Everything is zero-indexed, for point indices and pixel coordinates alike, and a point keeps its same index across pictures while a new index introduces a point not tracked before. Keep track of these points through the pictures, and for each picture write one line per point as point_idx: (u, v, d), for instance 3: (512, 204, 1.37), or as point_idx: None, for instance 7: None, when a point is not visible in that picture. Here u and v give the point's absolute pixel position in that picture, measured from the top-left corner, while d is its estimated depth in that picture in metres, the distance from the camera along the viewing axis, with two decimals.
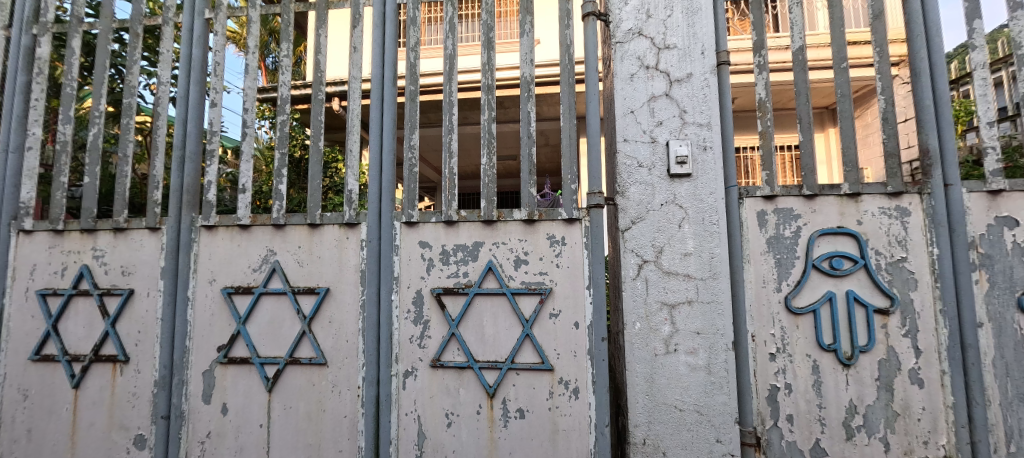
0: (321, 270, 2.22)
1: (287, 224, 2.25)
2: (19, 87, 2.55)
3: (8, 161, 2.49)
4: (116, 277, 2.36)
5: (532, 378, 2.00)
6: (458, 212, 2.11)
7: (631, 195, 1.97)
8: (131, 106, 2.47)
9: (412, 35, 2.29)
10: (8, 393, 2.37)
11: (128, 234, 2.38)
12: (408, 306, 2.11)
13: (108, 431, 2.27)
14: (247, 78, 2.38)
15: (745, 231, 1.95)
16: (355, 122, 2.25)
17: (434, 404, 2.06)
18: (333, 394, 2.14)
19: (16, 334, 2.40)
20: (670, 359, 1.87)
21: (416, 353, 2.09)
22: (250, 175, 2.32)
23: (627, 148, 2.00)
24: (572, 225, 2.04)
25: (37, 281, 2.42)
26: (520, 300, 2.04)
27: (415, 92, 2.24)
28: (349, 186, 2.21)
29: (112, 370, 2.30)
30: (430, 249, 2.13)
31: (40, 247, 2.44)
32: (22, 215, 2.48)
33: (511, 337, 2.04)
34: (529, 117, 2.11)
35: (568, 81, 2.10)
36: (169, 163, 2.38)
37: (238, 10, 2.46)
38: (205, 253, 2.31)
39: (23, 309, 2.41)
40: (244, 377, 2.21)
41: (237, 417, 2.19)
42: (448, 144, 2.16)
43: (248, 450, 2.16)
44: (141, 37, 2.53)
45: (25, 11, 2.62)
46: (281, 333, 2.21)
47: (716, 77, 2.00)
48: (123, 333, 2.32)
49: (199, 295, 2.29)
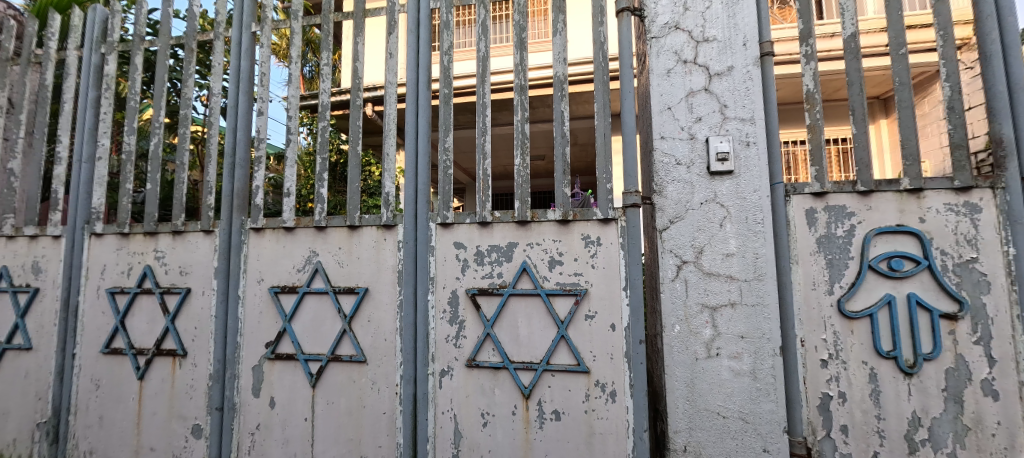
0: (360, 270, 2.28)
1: (328, 226, 2.34)
2: (90, 102, 2.77)
3: (81, 170, 2.71)
4: (175, 276, 2.53)
5: (568, 380, 1.98)
6: (492, 213, 2.12)
7: (669, 194, 1.91)
8: (187, 116, 2.64)
9: (446, 39, 2.31)
10: (83, 383, 2.58)
11: (185, 236, 2.54)
12: (444, 306, 2.14)
13: (169, 420, 2.43)
14: (291, 88, 2.48)
15: (793, 230, 1.85)
16: (392, 127, 2.31)
17: (470, 403, 2.07)
18: (373, 392, 2.20)
19: (90, 328, 2.61)
20: (712, 364, 1.80)
21: (451, 353, 2.11)
22: (294, 179, 2.41)
23: (664, 145, 1.95)
24: (608, 225, 2.00)
25: (107, 280, 2.62)
26: (554, 301, 2.02)
27: (449, 95, 2.27)
28: (386, 189, 2.26)
29: (172, 363, 2.46)
30: (465, 250, 2.15)
31: (110, 249, 2.64)
32: (93, 219, 2.69)
33: (546, 338, 2.02)
34: (562, 116, 2.09)
35: (602, 78, 2.06)
36: (220, 169, 2.52)
37: (282, 23, 2.57)
38: (254, 254, 2.43)
39: (95, 305, 2.62)
40: (290, 372, 2.30)
41: (283, 411, 2.29)
42: (482, 145, 2.17)
43: (294, 443, 2.26)
44: (194, 52, 2.69)
45: (94, 32, 2.84)
46: (324, 331, 2.30)
47: (759, 69, 1.91)
48: (181, 330, 2.47)
49: (249, 294, 2.41)
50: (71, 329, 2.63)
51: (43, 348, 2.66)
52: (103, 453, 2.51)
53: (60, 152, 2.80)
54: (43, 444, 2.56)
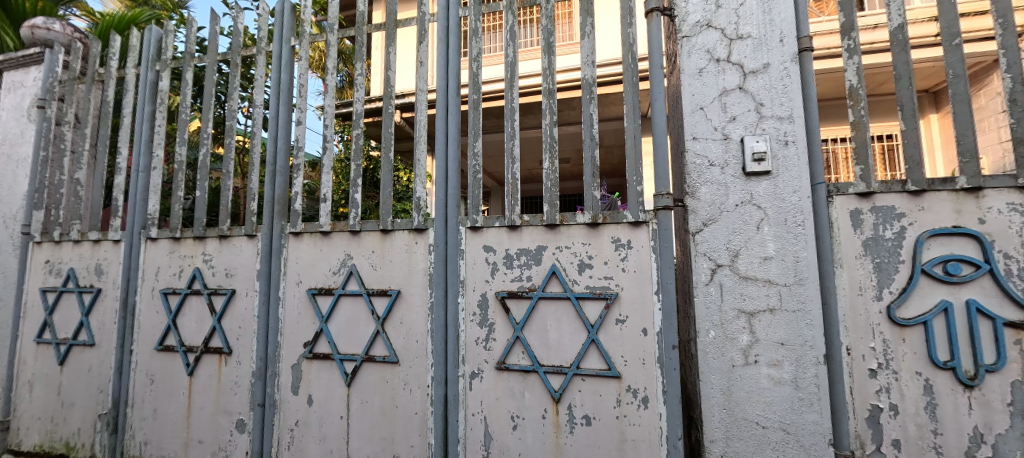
0: (393, 273, 2.34)
1: (362, 230, 2.41)
2: (146, 116, 2.97)
3: (138, 179, 2.91)
4: (221, 278, 2.67)
5: (598, 384, 1.96)
6: (522, 216, 2.12)
7: (702, 195, 1.86)
8: (232, 127, 2.78)
9: (475, 45, 2.34)
10: (139, 378, 2.76)
11: (230, 240, 2.67)
12: (474, 309, 2.16)
13: (215, 415, 2.56)
14: (327, 98, 2.58)
15: (836, 232, 1.77)
16: (423, 133, 2.36)
17: (500, 406, 2.08)
18: (405, 392, 2.24)
19: (146, 326, 2.79)
20: (750, 371, 1.73)
21: (481, 356, 2.13)
22: (329, 185, 2.50)
23: (697, 146, 1.90)
24: (639, 228, 1.97)
25: (160, 281, 2.80)
26: (584, 305, 2.00)
27: (478, 100, 2.30)
28: (417, 194, 2.31)
29: (218, 361, 2.60)
30: (494, 254, 2.16)
31: (163, 252, 2.82)
32: (149, 224, 2.88)
33: (576, 342, 2.01)
34: (591, 119, 2.07)
35: (632, 79, 2.04)
36: (263, 177, 2.65)
37: (319, 36, 2.68)
38: (293, 257, 2.53)
39: (150, 305, 2.80)
40: (326, 372, 2.38)
41: (320, 408, 2.37)
42: (510, 150, 2.18)
43: (330, 440, 2.33)
44: (239, 67, 2.84)
45: (150, 50, 3.04)
46: (358, 331, 2.36)
47: (797, 65, 1.84)
48: (227, 329, 2.60)
49: (288, 295, 2.51)
50: (129, 327, 2.81)
51: (105, 345, 2.86)
52: (157, 444, 2.66)
53: (119, 162, 3.00)
54: (104, 434, 2.75)
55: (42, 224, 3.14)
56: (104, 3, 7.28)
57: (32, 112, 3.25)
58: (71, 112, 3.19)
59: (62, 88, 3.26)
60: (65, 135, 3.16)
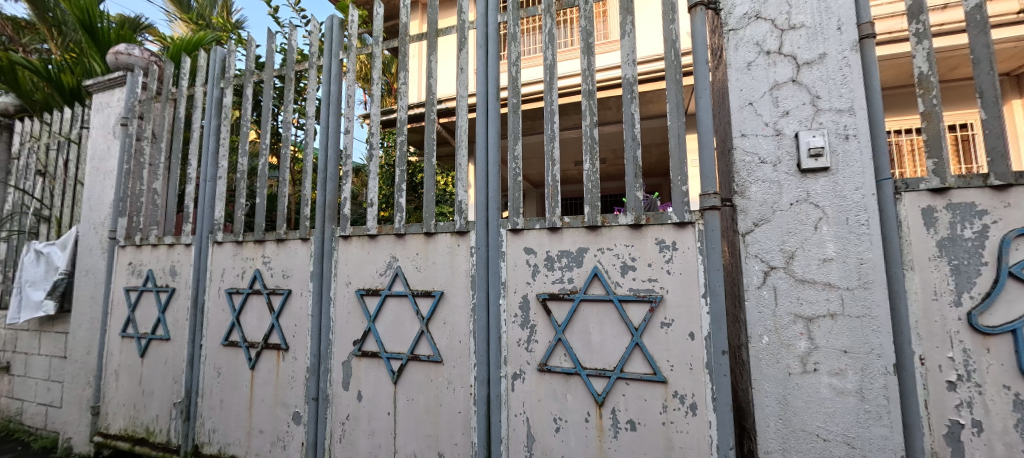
0: (436, 275, 2.39)
1: (406, 233, 2.49)
2: (212, 129, 3.21)
3: (206, 187, 3.15)
4: (279, 279, 2.83)
5: (643, 389, 1.91)
6: (562, 218, 2.11)
7: (752, 194, 1.77)
8: (287, 138, 2.95)
9: (513, 49, 2.36)
10: (208, 370, 2.98)
11: (286, 244, 2.84)
12: (516, 310, 2.17)
13: (275, 407, 2.72)
14: (373, 107, 2.68)
15: (905, 231, 1.63)
16: (463, 137, 2.40)
17: (543, 408, 2.07)
18: (449, 391, 2.29)
19: (213, 323, 3.01)
20: (809, 380, 1.63)
21: (523, 357, 2.14)
22: (376, 190, 2.60)
23: (746, 143, 1.81)
24: (684, 229, 1.90)
25: (226, 281, 3.02)
26: (627, 307, 1.96)
27: (517, 104, 2.31)
28: (459, 197, 2.35)
29: (277, 356, 2.76)
30: (535, 255, 2.16)
31: (228, 255, 3.04)
32: (215, 229, 3.11)
33: (619, 345, 1.97)
34: (632, 118, 2.03)
35: (675, 76, 1.97)
36: (315, 183, 2.79)
37: (365, 48, 2.79)
38: (343, 259, 2.65)
39: (217, 303, 3.02)
40: (375, 369, 2.47)
41: (369, 404, 2.47)
42: (550, 152, 2.18)
43: (379, 435, 2.42)
44: (292, 80, 3.01)
45: (215, 69, 3.29)
46: (404, 331, 2.44)
47: (858, 54, 1.71)
48: (284, 326, 2.76)
49: (339, 295, 2.63)
50: (199, 323, 3.05)
51: (179, 339, 3.11)
52: (224, 432, 2.87)
53: (190, 173, 3.27)
54: (178, 421, 2.99)
55: (126, 230, 3.47)
56: (173, 29, 7.95)
57: (117, 129, 3.60)
58: (149, 128, 3.50)
59: (141, 108, 3.59)
60: (144, 149, 3.48)
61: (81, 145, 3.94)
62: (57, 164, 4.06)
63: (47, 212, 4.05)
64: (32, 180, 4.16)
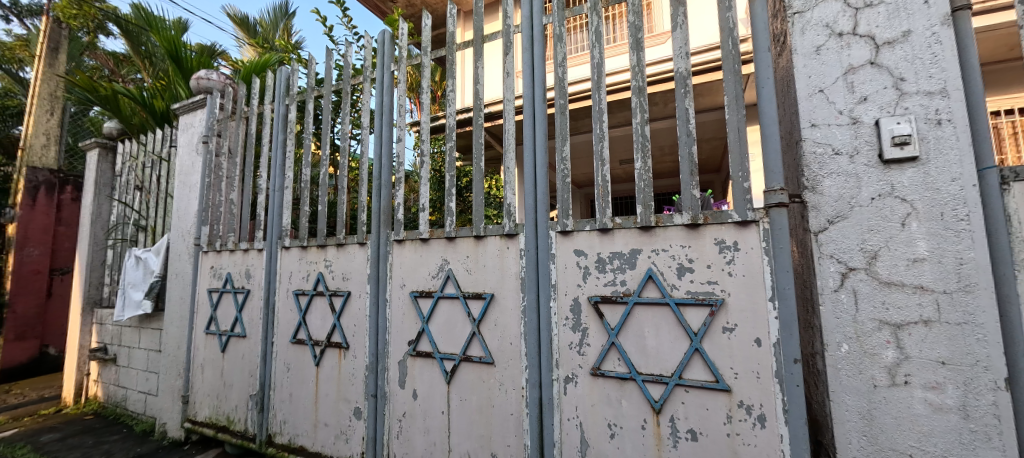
0: (486, 277, 2.40)
1: (457, 236, 2.53)
2: (279, 142, 3.45)
3: (274, 197, 3.38)
4: (339, 281, 2.98)
5: (704, 397, 1.80)
6: (614, 219, 2.04)
7: (826, 189, 1.62)
8: (344, 148, 3.09)
9: (560, 49, 2.32)
10: (279, 365, 3.19)
11: (346, 248, 2.98)
12: (567, 313, 2.13)
13: (337, 402, 2.86)
14: (423, 113, 2.74)
15: (1016, 228, 1.43)
16: (511, 140, 2.39)
17: (596, 413, 2.02)
18: (501, 393, 2.29)
19: (282, 322, 3.22)
20: (899, 394, 1.47)
21: (575, 360, 2.09)
22: (427, 194, 2.66)
23: (817, 134, 1.66)
24: (746, 229, 1.78)
25: (293, 284, 3.21)
26: (684, 311, 1.86)
27: (564, 104, 2.27)
28: (507, 200, 2.35)
29: (338, 354, 2.90)
30: (585, 258, 2.11)
31: (295, 260, 3.23)
32: (282, 236, 3.31)
33: (677, 350, 1.88)
34: (686, 114, 1.93)
35: (733, 66, 1.85)
36: (370, 190, 2.90)
37: (414, 59, 2.87)
38: (397, 262, 2.74)
39: (286, 304, 3.23)
40: (429, 369, 2.53)
41: (424, 403, 2.52)
42: (600, 152, 2.12)
43: (434, 433, 2.47)
44: (349, 93, 3.15)
45: (280, 87, 3.52)
46: (455, 332, 2.47)
47: (951, 29, 1.52)
48: (345, 326, 2.90)
49: (394, 297, 2.72)
50: (270, 322, 3.27)
51: (253, 336, 3.36)
52: (293, 423, 3.05)
53: (261, 184, 3.52)
54: (254, 411, 3.22)
55: (207, 237, 3.79)
56: (244, 53, 8.66)
57: (199, 146, 3.95)
58: (226, 145, 3.81)
59: (219, 126, 3.91)
60: (222, 164, 3.79)
61: (170, 162, 4.36)
62: (151, 179, 4.52)
63: (144, 222, 4.53)
64: (133, 195, 4.68)
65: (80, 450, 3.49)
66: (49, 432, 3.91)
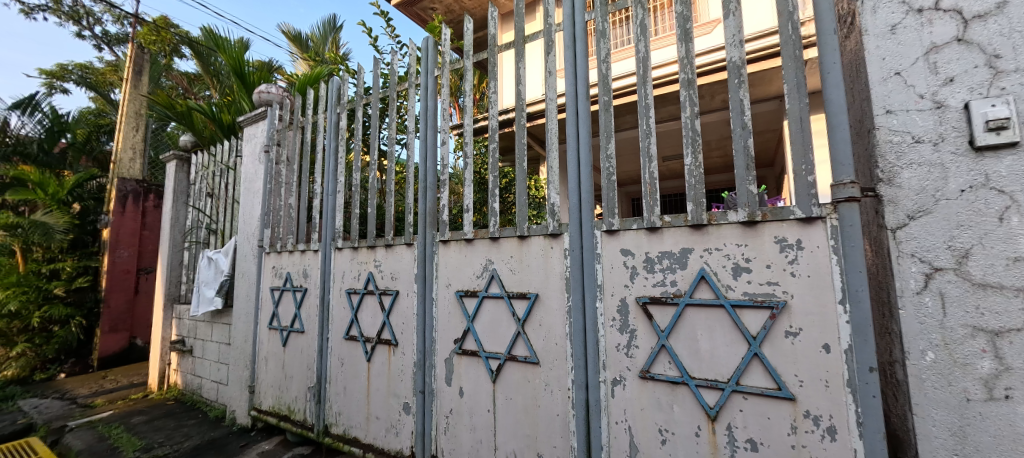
0: (531, 277, 2.38)
1: (501, 236, 2.53)
2: (331, 149, 3.60)
3: (328, 201, 3.53)
4: (388, 280, 3.07)
5: (765, 406, 1.69)
6: (662, 217, 1.96)
7: (904, 181, 1.48)
8: (392, 153, 3.18)
9: (603, 46, 2.26)
10: (334, 360, 3.33)
11: (394, 249, 3.07)
12: (614, 314, 2.07)
13: (388, 397, 2.95)
14: (466, 115, 2.76)
15: None
16: (554, 139, 2.36)
17: (646, 418, 1.95)
18: (547, 393, 2.27)
19: (336, 319, 3.37)
20: (997, 409, 1.31)
21: (624, 362, 2.03)
22: (471, 196, 2.68)
23: (893, 121, 1.52)
24: (811, 226, 1.65)
25: (346, 283, 3.35)
26: (741, 313, 1.76)
27: (608, 101, 2.21)
28: (551, 200, 2.33)
29: (388, 351, 2.99)
30: (633, 257, 2.04)
31: (347, 260, 3.36)
32: (336, 237, 3.46)
33: (733, 355, 1.77)
34: (741, 106, 1.82)
35: (793, 52, 1.73)
36: (416, 194, 2.96)
37: (457, 64, 2.90)
38: (443, 262, 2.78)
39: (339, 302, 3.37)
40: (474, 367, 2.55)
41: (470, 401, 2.55)
42: (647, 148, 2.05)
43: (480, 430, 2.48)
44: (395, 100, 3.24)
45: (332, 96, 3.68)
46: (500, 331, 2.47)
47: None
48: (394, 324, 2.98)
49: (440, 297, 2.77)
50: (325, 318, 3.42)
51: (310, 332, 3.53)
52: (347, 415, 3.18)
53: (316, 189, 3.70)
54: (312, 403, 3.38)
55: (269, 239, 4.03)
56: (297, 67, 9.15)
57: (261, 155, 4.21)
58: (285, 153, 4.03)
59: (279, 136, 4.14)
60: (282, 171, 4.01)
61: (237, 170, 4.68)
62: (220, 186, 4.87)
63: (214, 226, 4.89)
64: (204, 201, 5.06)
65: (164, 432, 3.82)
66: (138, 415, 4.31)
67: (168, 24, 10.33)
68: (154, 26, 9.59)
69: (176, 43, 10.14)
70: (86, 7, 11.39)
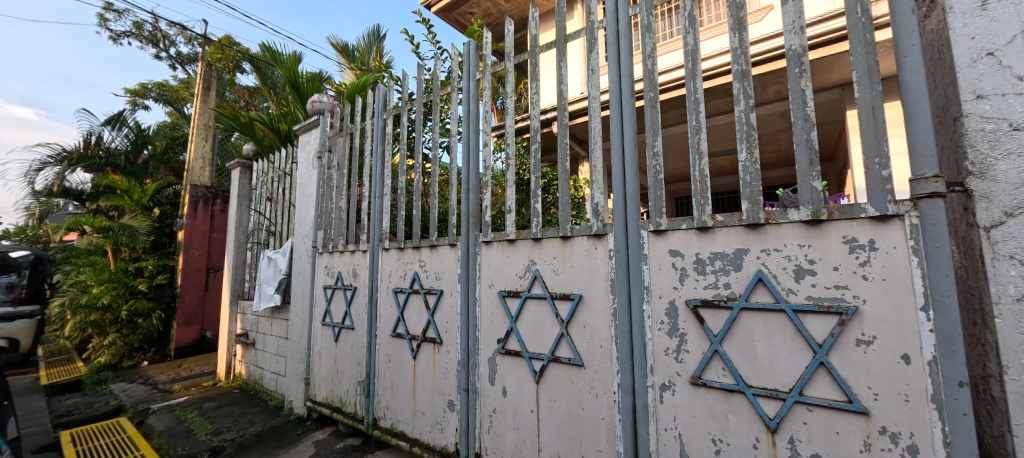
0: (575, 278, 2.34)
1: (543, 237, 2.50)
2: (378, 153, 3.71)
3: (376, 203, 3.65)
4: (433, 280, 3.12)
5: (833, 419, 1.57)
6: (714, 216, 1.86)
7: (1000, 174, 1.33)
8: (436, 156, 3.23)
9: (649, 40, 2.18)
10: (382, 356, 3.43)
11: (438, 249, 3.12)
12: (662, 317, 1.99)
13: (433, 393, 3.00)
14: (507, 115, 2.75)
15: None
16: (598, 138, 2.31)
17: (698, 426, 1.86)
18: (591, 396, 2.22)
19: (384, 317, 3.47)
20: None
21: (673, 367, 1.95)
22: (513, 197, 2.67)
23: (985, 107, 1.37)
24: (886, 225, 1.51)
25: (393, 282, 3.44)
26: (804, 319, 1.64)
27: (654, 97, 2.13)
28: (595, 200, 2.28)
29: (433, 349, 3.04)
30: (682, 258, 1.96)
31: (394, 261, 3.45)
32: (383, 238, 3.56)
33: (796, 363, 1.65)
34: (802, 96, 1.70)
35: (863, 36, 1.59)
36: (459, 195, 2.99)
37: (499, 66, 2.91)
38: (486, 262, 2.79)
39: (386, 300, 3.46)
40: (518, 367, 2.54)
41: (514, 400, 2.54)
42: (697, 144, 1.96)
43: (524, 430, 2.47)
44: (439, 104, 3.29)
45: (379, 103, 3.81)
46: (544, 332, 2.44)
47: None
48: (439, 323, 3.03)
49: (483, 296, 2.78)
50: (374, 315, 3.53)
51: (360, 329, 3.65)
52: (394, 410, 3.27)
53: (365, 192, 3.83)
54: (362, 396, 3.51)
55: (321, 241, 4.22)
56: (344, 76, 9.53)
57: (314, 161, 4.41)
58: (336, 158, 4.21)
59: (330, 142, 4.32)
60: (333, 175, 4.19)
61: (293, 176, 4.93)
62: (279, 191, 5.15)
63: (274, 228, 5.18)
64: (265, 205, 5.38)
65: (230, 418, 4.09)
66: (208, 401, 4.64)
67: (232, 43, 11.10)
68: (220, 45, 10.34)
69: (238, 60, 10.87)
70: (163, 31, 12.44)
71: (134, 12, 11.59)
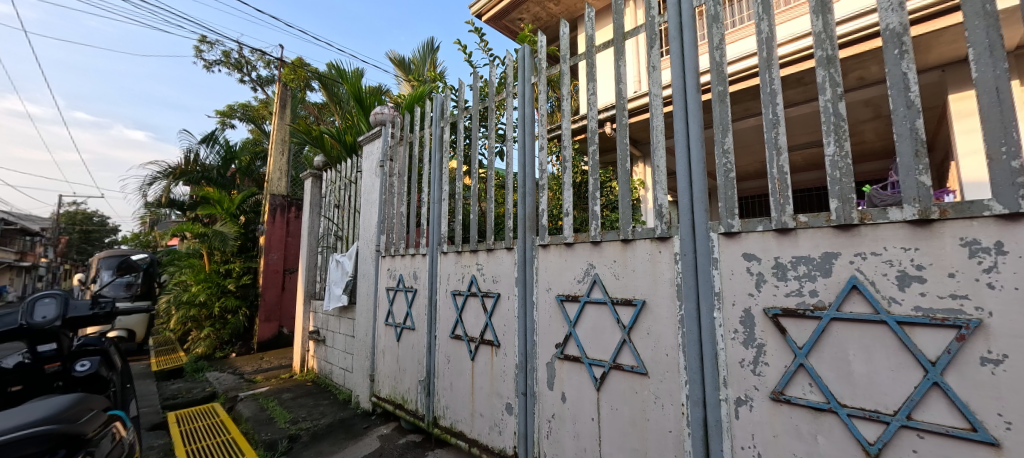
0: (637, 283, 2.23)
1: (603, 240, 2.41)
2: (436, 160, 3.80)
3: (434, 208, 3.73)
4: (490, 283, 3.13)
5: (951, 448, 1.37)
6: (796, 217, 1.70)
7: None
8: (491, 161, 3.25)
9: (716, 31, 2.04)
10: (441, 357, 3.49)
11: (495, 253, 3.12)
12: (736, 326, 1.85)
13: (491, 395, 3.00)
14: (563, 117, 2.70)
15: None
16: (660, 136, 2.20)
17: (781, 446, 1.70)
18: (656, 406, 2.10)
19: (443, 318, 3.53)
20: None
21: (750, 381, 1.80)
22: (571, 199, 2.61)
23: None
24: (1015, 224, 1.30)
25: (451, 285, 3.49)
26: (912, 333, 1.44)
27: (723, 90, 1.99)
28: (658, 200, 2.16)
29: (491, 352, 3.05)
30: (759, 263, 1.80)
31: (452, 264, 3.51)
32: (441, 242, 3.64)
33: (901, 382, 1.46)
34: (903, 80, 1.51)
35: (981, 7, 1.38)
36: (515, 199, 2.98)
37: (553, 68, 2.87)
38: (543, 266, 2.75)
39: (445, 303, 3.53)
40: (577, 373, 2.47)
41: (573, 407, 2.48)
42: (774, 139, 1.80)
43: (584, 437, 2.40)
44: (493, 109, 3.30)
45: (438, 112, 3.91)
46: (605, 338, 2.35)
47: None
48: (496, 326, 3.03)
49: (541, 300, 2.74)
50: (433, 316, 3.61)
51: (420, 329, 3.75)
52: (453, 410, 3.31)
53: (424, 197, 3.93)
54: (422, 395, 3.59)
55: (384, 245, 4.40)
56: (402, 88, 9.91)
57: (377, 169, 4.61)
58: (397, 166, 4.37)
59: (391, 151, 4.49)
60: (395, 183, 4.36)
61: (358, 184, 5.19)
62: (345, 198, 5.45)
63: (341, 233, 5.49)
64: (333, 211, 5.71)
65: (305, 409, 4.36)
66: (286, 392, 4.98)
67: (304, 64, 11.97)
68: (294, 67, 11.20)
69: (308, 79, 11.69)
70: (247, 57, 13.68)
71: (224, 42, 12.88)
